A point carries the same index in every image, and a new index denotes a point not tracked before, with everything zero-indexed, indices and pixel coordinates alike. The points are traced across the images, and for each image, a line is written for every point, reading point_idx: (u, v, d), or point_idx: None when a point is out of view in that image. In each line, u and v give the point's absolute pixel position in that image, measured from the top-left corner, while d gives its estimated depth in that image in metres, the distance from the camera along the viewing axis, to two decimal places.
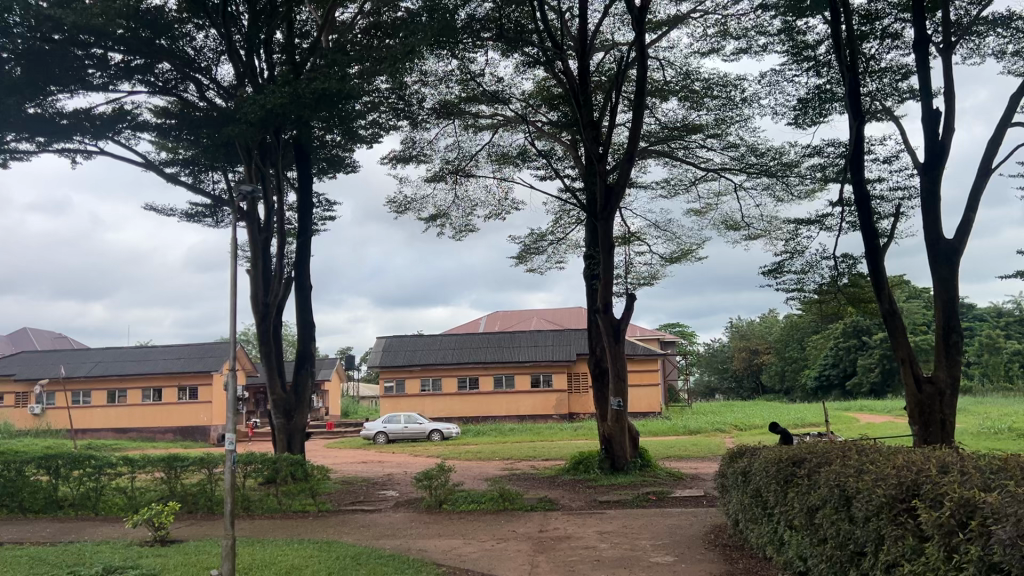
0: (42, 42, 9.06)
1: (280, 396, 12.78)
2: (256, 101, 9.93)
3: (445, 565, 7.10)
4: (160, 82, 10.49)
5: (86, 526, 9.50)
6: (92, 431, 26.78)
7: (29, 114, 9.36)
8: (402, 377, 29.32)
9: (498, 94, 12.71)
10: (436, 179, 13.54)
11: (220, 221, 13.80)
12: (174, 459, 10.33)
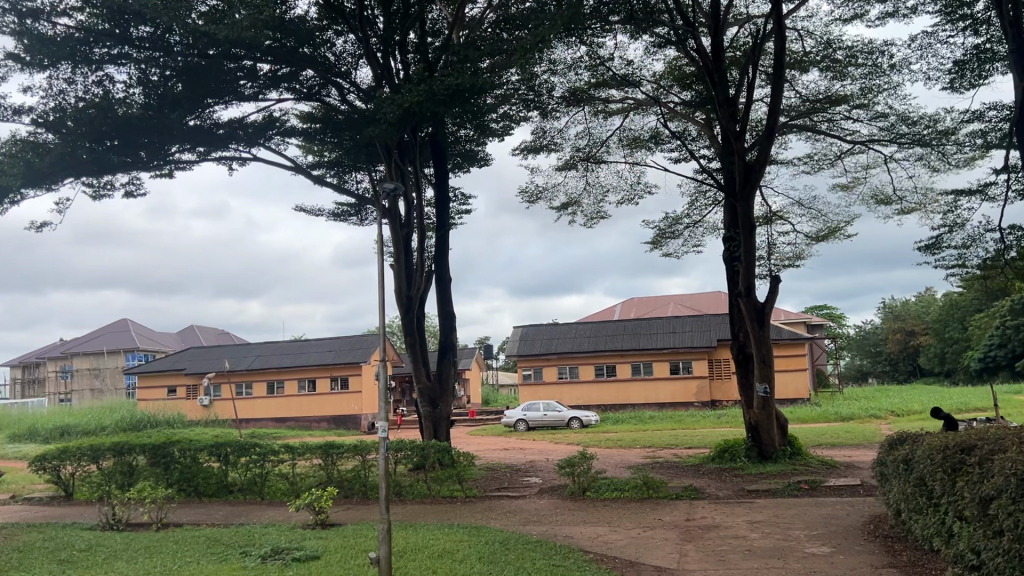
0: (199, 58, 9.60)
1: (425, 385, 13.18)
2: (394, 101, 10.24)
3: (592, 553, 7.10)
4: (305, 89, 10.98)
5: (255, 509, 10.15)
6: (255, 421, 28.61)
7: (190, 126, 10.06)
8: (540, 366, 29.58)
9: (629, 77, 12.56)
10: (569, 166, 13.52)
11: (364, 219, 14.35)
12: (330, 446, 10.86)
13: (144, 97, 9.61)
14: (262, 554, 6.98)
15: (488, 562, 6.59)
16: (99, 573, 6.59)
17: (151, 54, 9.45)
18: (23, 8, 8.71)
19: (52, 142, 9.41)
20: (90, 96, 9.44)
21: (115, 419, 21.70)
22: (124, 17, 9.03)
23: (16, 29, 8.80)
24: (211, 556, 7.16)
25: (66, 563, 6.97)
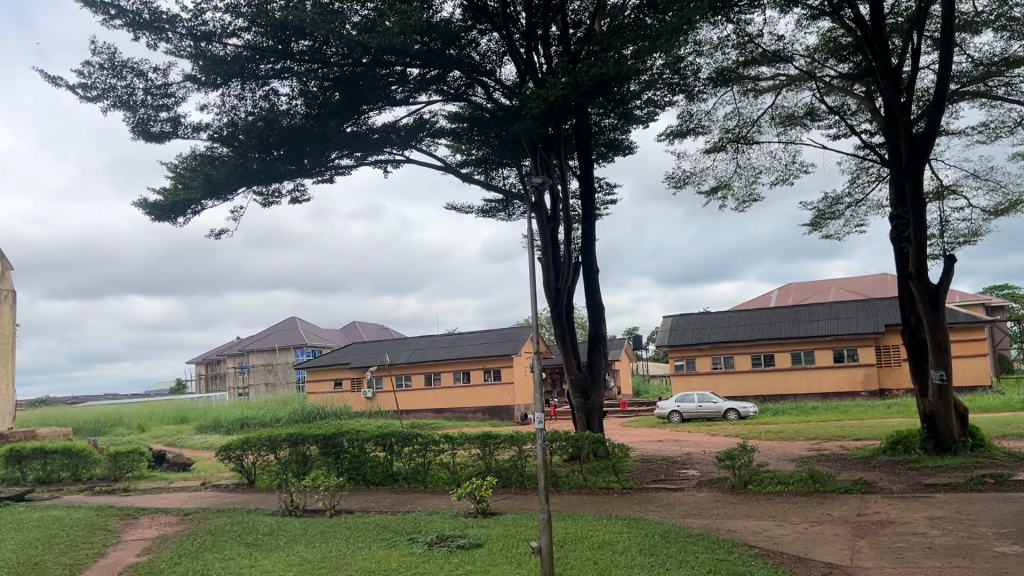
0: (354, 67, 9.95)
1: (576, 376, 13.22)
2: (539, 95, 10.30)
3: (757, 547, 6.89)
4: (452, 89, 11.27)
5: (419, 498, 10.55)
6: (415, 412, 29.72)
7: (348, 133, 10.56)
8: (692, 356, 29.00)
9: (780, 53, 12.05)
10: (718, 150, 13.14)
11: (512, 215, 14.55)
12: (488, 437, 11.10)
13: (306, 108, 10.25)
14: (429, 541, 7.25)
15: (649, 554, 6.54)
16: (282, 555, 7.07)
17: (311, 66, 9.94)
18: (198, 32, 9.41)
19: (227, 155, 10.13)
20: (258, 110, 10.10)
21: (288, 411, 23.16)
22: (285, 32, 9.42)
23: (192, 52, 9.51)
24: (381, 542, 7.51)
25: (253, 546, 7.52)
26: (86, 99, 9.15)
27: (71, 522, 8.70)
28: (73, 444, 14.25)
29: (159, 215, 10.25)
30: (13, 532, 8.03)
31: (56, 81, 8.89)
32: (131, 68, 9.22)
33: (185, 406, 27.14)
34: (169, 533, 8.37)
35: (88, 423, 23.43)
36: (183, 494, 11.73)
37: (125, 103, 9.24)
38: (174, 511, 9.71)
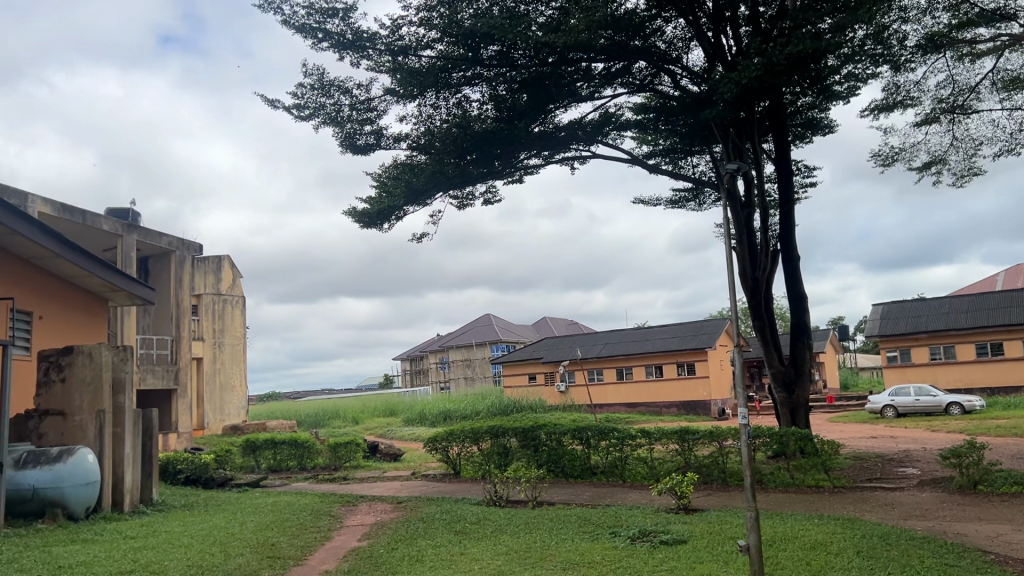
0: (541, 66, 10.05)
1: (778, 369, 12.72)
2: (729, 78, 9.98)
3: (994, 554, 6.30)
4: (638, 80, 11.13)
5: (618, 492, 10.56)
6: (608, 406, 29.79)
7: (536, 133, 10.68)
8: (906, 346, 27.00)
9: (1002, 10, 10.91)
10: (930, 122, 12.13)
11: (703, 204, 14.18)
12: (686, 432, 10.91)
13: (495, 112, 10.43)
14: (632, 535, 7.24)
15: (869, 556, 6.17)
16: (490, 544, 7.33)
17: (499, 70, 10.16)
18: (395, 48, 9.93)
19: (425, 162, 10.69)
20: (451, 117, 10.47)
21: (487, 404, 23.97)
22: (474, 41, 9.76)
23: (391, 67, 10.11)
24: (584, 534, 7.59)
25: (462, 534, 7.85)
26: (300, 118, 9.92)
27: (301, 507, 9.51)
28: (299, 436, 15.45)
29: (367, 222, 10.97)
30: (254, 515, 8.89)
31: (275, 104, 9.67)
32: (337, 86, 9.90)
33: (391, 400, 28.82)
34: (386, 520, 8.93)
35: (309, 416, 25.48)
36: (396, 483, 12.46)
37: (334, 119, 9.94)
38: (389, 499, 10.34)
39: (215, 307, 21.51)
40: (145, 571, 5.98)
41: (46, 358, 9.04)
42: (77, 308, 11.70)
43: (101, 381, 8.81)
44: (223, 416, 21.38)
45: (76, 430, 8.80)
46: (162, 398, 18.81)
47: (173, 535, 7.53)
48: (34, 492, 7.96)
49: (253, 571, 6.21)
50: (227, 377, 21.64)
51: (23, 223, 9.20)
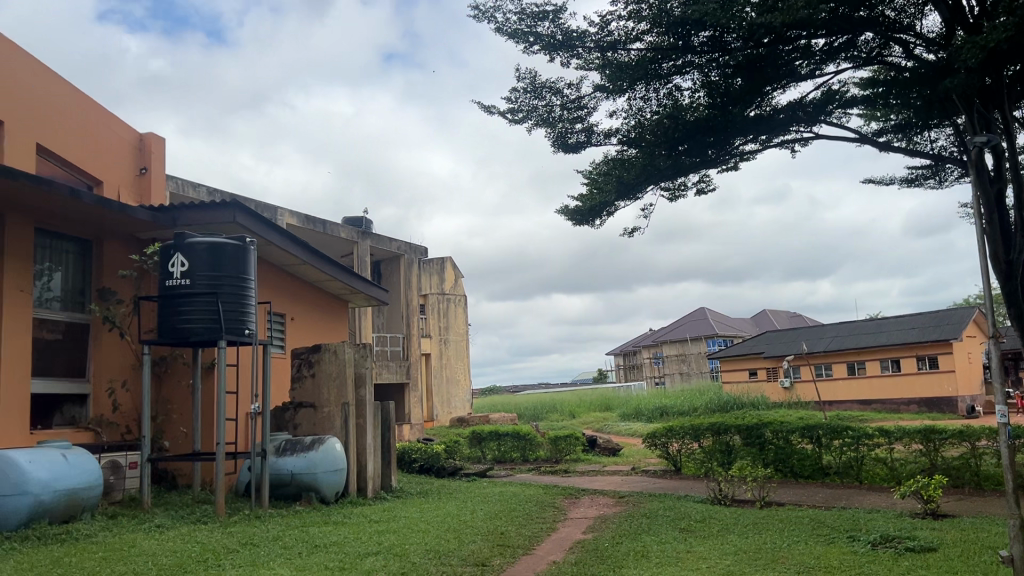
0: (756, 48, 9.64)
1: None
2: (974, 42, 9.05)
3: None
4: (864, 53, 10.38)
5: (855, 494, 9.93)
6: (838, 403, 28.13)
7: (752, 117, 10.12)
8: None
9: None
10: None
11: (943, 180, 12.98)
12: (931, 432, 10.06)
13: (708, 99, 10.07)
14: (873, 540, 6.77)
15: None
16: (717, 543, 7.17)
17: (712, 56, 9.85)
18: (604, 44, 9.98)
19: (635, 156, 10.63)
20: (662, 109, 10.29)
21: (706, 399, 23.39)
22: (684, 28, 9.59)
23: (600, 63, 10.12)
24: (819, 538, 7.21)
25: (687, 531, 7.73)
26: (514, 122, 10.21)
27: (526, 498, 9.80)
28: (521, 428, 16.00)
29: (579, 220, 11.10)
30: (482, 504, 9.27)
31: (491, 110, 10.02)
32: (549, 88, 10.09)
33: (607, 395, 28.99)
34: (609, 514, 8.98)
35: (529, 411, 26.25)
36: (616, 478, 12.51)
37: (546, 120, 10.15)
38: (611, 493, 10.39)
39: (440, 306, 22.62)
40: (388, 553, 6.42)
41: (298, 355, 9.95)
42: (321, 309, 12.81)
43: (345, 376, 9.60)
44: (450, 408, 22.61)
45: (325, 421, 9.65)
46: (395, 392, 20.18)
47: (411, 520, 8.03)
48: (292, 477, 8.82)
49: (486, 557, 6.47)
50: (452, 371, 22.83)
51: (276, 235, 10.25)
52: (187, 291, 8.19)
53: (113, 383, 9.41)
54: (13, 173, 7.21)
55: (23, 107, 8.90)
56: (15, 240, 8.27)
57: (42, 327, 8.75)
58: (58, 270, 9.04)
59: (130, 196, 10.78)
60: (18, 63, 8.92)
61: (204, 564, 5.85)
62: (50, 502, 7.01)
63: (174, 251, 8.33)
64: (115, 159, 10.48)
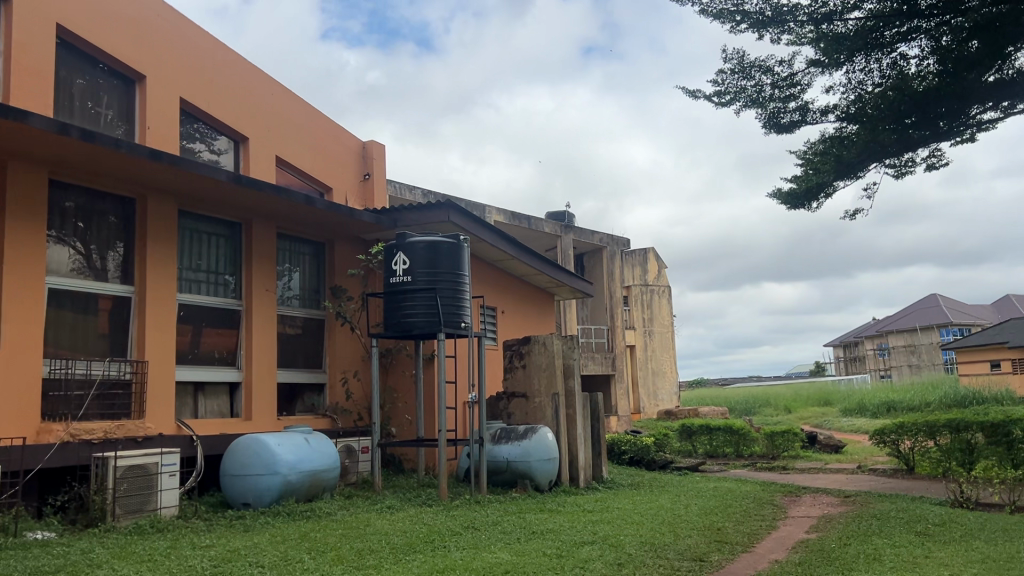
0: (994, 7, 8.49)
1: None
2: None
3: None
4: None
5: None
6: None
7: (991, 83, 9.16)
8: None
9: None
10: None
11: None
12: None
13: (939, 66, 9.25)
14: None
15: None
16: (961, 550, 6.56)
17: (943, 18, 9.01)
18: (818, 16, 9.33)
19: (856, 132, 9.96)
20: (886, 80, 9.61)
21: (939, 393, 21.44)
22: None
23: (814, 37, 9.56)
24: None
25: (925, 536, 7.15)
26: (721, 105, 9.88)
27: (742, 494, 9.50)
28: (734, 423, 15.54)
29: (793, 203, 10.58)
30: (696, 498, 9.11)
31: (696, 94, 9.77)
32: (759, 67, 9.68)
33: (825, 389, 27.45)
34: (834, 514, 8.49)
35: (739, 404, 25.46)
36: (839, 476, 11.80)
37: (756, 101, 9.77)
38: (835, 492, 9.84)
39: (644, 297, 22.37)
40: (604, 543, 6.46)
41: (511, 347, 10.25)
42: (530, 301, 13.13)
43: (554, 367, 9.78)
44: (657, 401, 22.42)
45: (537, 411, 9.89)
46: (602, 384, 20.31)
47: (624, 511, 8.04)
48: (507, 464, 9.15)
49: (703, 552, 6.32)
50: (658, 363, 22.68)
51: (487, 231, 10.64)
52: (409, 286, 8.69)
53: (346, 373, 10.19)
54: (258, 185, 7.99)
55: (263, 124, 9.83)
56: (261, 244, 9.16)
57: (284, 323, 9.64)
58: (296, 270, 9.91)
59: (356, 200, 11.60)
60: (259, 83, 9.86)
61: (431, 545, 6.18)
62: (296, 481, 7.71)
63: (397, 250, 8.86)
64: (341, 167, 11.31)
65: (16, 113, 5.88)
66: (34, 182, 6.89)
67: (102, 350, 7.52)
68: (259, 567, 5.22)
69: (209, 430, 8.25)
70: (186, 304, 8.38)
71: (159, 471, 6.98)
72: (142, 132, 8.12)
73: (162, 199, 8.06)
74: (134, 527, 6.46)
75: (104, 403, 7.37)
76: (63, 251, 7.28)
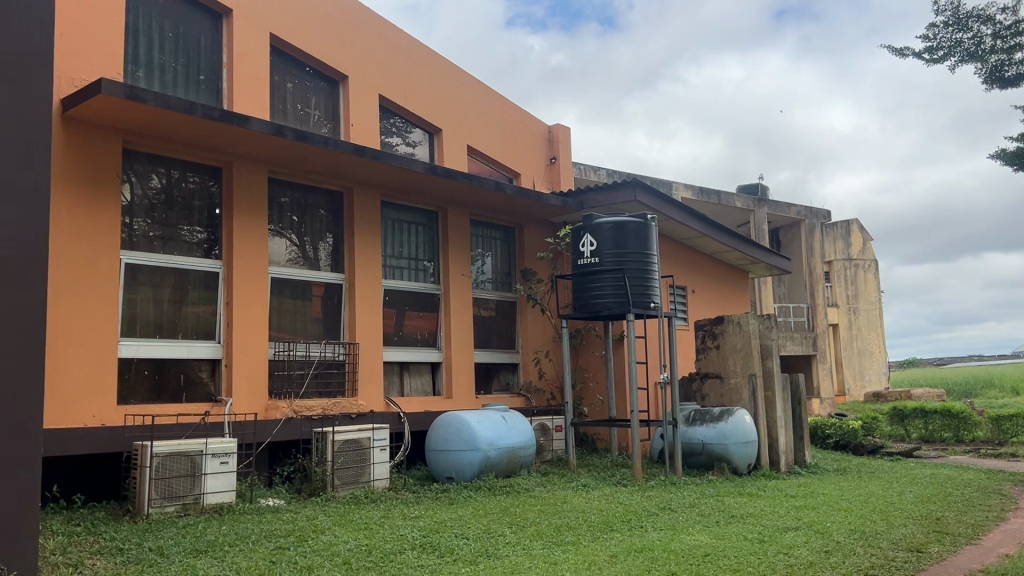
0: None
1: None
2: None
3: None
4: None
5: None
6: None
7: None
8: None
9: None
10: None
11: None
12: None
13: None
14: None
15: None
16: None
17: None
18: None
19: None
20: None
21: None
22: None
23: None
24: None
25: None
26: (932, 62, 9.10)
27: (964, 482, 8.79)
28: (953, 406, 14.40)
29: (1019, 164, 9.54)
30: (911, 486, 8.53)
31: (904, 52, 9.05)
32: (977, 17, 8.80)
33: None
34: None
35: (958, 387, 23.48)
36: None
37: (974, 55, 8.91)
38: None
39: (847, 272, 21.12)
40: (810, 529, 6.21)
41: (703, 327, 10.03)
42: (722, 279, 12.79)
43: (750, 348, 9.47)
44: (864, 381, 21.20)
45: (733, 393, 9.66)
46: (802, 365, 19.43)
47: (830, 497, 7.68)
48: (703, 446, 9.01)
49: (921, 543, 5.91)
50: (865, 342, 21.37)
51: (676, 209, 10.47)
52: (597, 268, 8.73)
53: (538, 353, 10.44)
54: (451, 174, 8.33)
55: (454, 113, 10.20)
56: (456, 231, 9.56)
57: (479, 306, 10.00)
58: (489, 254, 10.24)
59: (543, 184, 11.80)
60: (449, 74, 10.22)
61: (628, 524, 6.21)
62: (495, 457, 8.00)
63: (584, 232, 8.92)
64: (529, 152, 11.54)
65: (239, 119, 6.48)
66: (255, 180, 7.56)
67: (318, 333, 8.15)
68: (464, 538, 5.48)
69: (415, 408, 8.74)
70: (391, 289, 8.90)
71: (371, 446, 7.48)
72: (346, 129, 8.69)
73: (366, 192, 8.60)
74: (351, 497, 6.98)
75: (322, 381, 8.01)
76: (282, 242, 7.93)
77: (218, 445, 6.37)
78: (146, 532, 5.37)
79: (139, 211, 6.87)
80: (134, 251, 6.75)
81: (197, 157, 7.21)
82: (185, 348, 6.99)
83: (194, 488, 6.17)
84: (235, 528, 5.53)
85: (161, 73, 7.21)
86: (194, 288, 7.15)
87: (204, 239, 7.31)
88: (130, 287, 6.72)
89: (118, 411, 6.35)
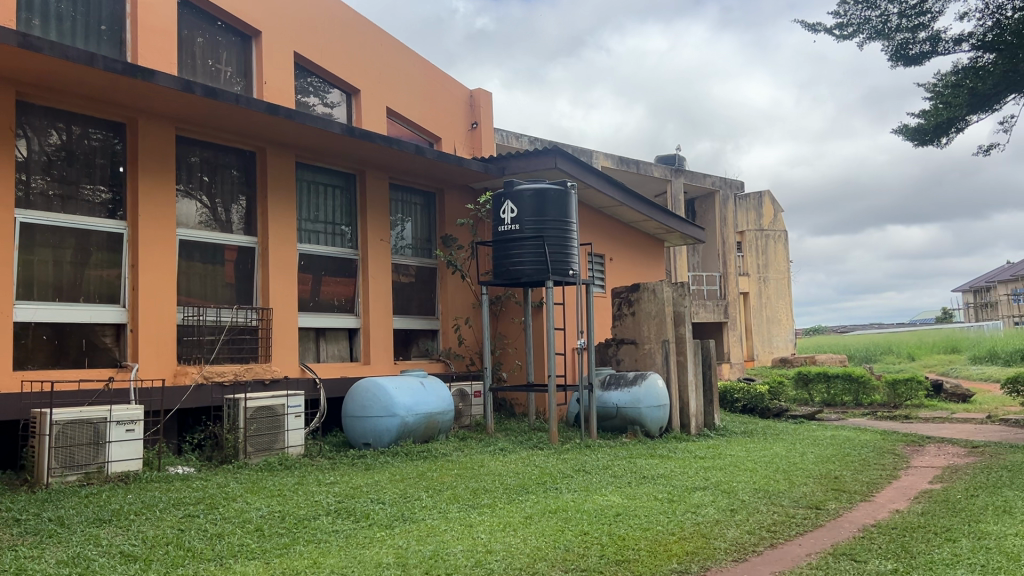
0: None
1: None
2: None
3: None
4: None
5: None
6: None
7: None
8: None
9: None
10: None
11: None
12: None
13: None
14: None
15: None
16: None
17: None
18: None
19: (993, 62, 9.19)
20: None
21: None
22: None
23: None
24: None
25: None
26: (842, 37, 9.40)
27: (861, 443, 9.24)
28: (853, 371, 15.11)
29: (920, 139, 9.94)
30: (813, 447, 8.91)
31: (816, 27, 9.30)
32: None
33: (955, 335, 26.01)
34: (960, 464, 8.19)
35: (859, 353, 24.63)
36: (968, 426, 11.27)
37: (881, 32, 9.22)
38: (962, 442, 9.48)
39: (759, 242, 21.78)
40: (716, 489, 6.42)
41: (619, 295, 10.19)
42: (639, 247, 13.00)
43: (664, 315, 9.67)
44: (772, 347, 21.99)
45: (647, 358, 9.87)
46: (714, 332, 20.02)
47: (738, 458, 7.97)
48: (617, 410, 9.21)
49: (819, 500, 6.20)
50: (774, 310, 22.13)
51: (595, 177, 10.55)
52: (517, 234, 8.74)
53: (458, 319, 10.42)
54: (369, 136, 8.17)
55: (374, 74, 9.99)
56: (375, 195, 9.42)
57: (398, 271, 9.90)
58: (408, 220, 10.13)
59: (464, 149, 11.71)
60: (368, 34, 9.98)
61: (543, 486, 6.30)
62: (413, 423, 7.99)
63: (505, 199, 8.89)
64: (449, 116, 11.41)
65: (143, 73, 6.18)
66: (162, 138, 7.25)
67: (230, 299, 7.94)
68: (380, 504, 5.46)
69: (332, 374, 8.64)
70: (306, 254, 8.73)
71: (285, 412, 7.36)
72: (260, 88, 8.42)
73: (281, 153, 8.37)
74: (264, 464, 6.87)
75: (233, 347, 7.82)
76: (192, 204, 7.67)
77: (122, 412, 6.18)
78: (45, 502, 5.16)
79: (36, 168, 6.53)
80: (30, 211, 6.42)
81: (99, 112, 6.86)
82: (88, 313, 6.70)
83: (97, 457, 5.97)
84: (142, 497, 5.38)
85: (58, 23, 6.84)
86: (97, 250, 6.85)
87: (108, 199, 7.00)
88: (27, 249, 6.40)
89: (13, 377, 6.06)
